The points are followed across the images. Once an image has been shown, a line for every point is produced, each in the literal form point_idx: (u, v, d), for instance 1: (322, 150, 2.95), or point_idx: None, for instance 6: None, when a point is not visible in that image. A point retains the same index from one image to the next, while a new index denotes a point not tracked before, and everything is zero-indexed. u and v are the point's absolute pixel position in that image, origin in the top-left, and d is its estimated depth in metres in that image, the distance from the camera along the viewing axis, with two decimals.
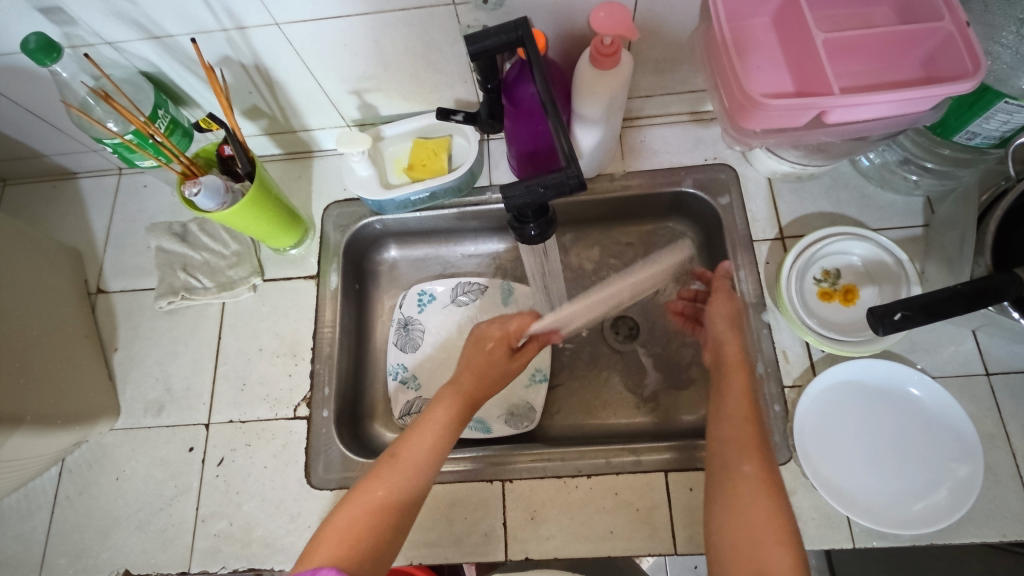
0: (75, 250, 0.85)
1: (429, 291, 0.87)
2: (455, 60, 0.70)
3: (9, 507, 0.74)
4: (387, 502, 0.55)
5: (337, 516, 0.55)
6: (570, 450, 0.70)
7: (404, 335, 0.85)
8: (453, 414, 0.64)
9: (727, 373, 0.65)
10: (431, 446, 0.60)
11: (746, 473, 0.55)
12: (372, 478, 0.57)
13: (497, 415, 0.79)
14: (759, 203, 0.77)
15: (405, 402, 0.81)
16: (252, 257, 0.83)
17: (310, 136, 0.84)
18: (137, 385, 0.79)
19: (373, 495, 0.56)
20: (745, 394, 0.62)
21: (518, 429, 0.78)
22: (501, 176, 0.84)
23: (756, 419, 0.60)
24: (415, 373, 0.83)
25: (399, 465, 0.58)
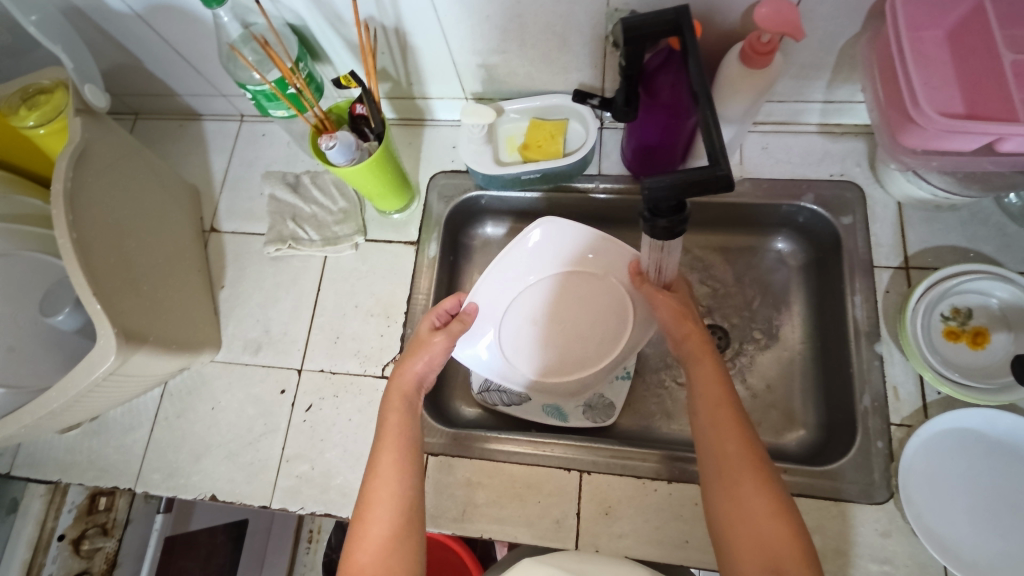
0: (195, 188, 0.90)
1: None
2: (592, 43, 0.69)
3: (113, 419, 0.79)
4: (384, 542, 0.54)
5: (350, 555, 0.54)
6: (649, 451, 0.69)
7: None
8: (404, 425, 0.62)
9: (696, 357, 0.62)
10: (399, 451, 0.60)
11: (739, 468, 0.52)
12: (362, 513, 0.56)
13: (576, 405, 0.79)
14: (885, 228, 0.73)
15: (484, 378, 0.80)
16: (358, 215, 0.85)
17: (427, 105, 0.85)
18: (238, 323, 0.83)
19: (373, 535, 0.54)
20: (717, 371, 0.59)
21: (595, 422, 0.77)
22: (610, 167, 0.82)
23: (734, 402, 0.56)
24: None
25: (383, 497, 0.56)
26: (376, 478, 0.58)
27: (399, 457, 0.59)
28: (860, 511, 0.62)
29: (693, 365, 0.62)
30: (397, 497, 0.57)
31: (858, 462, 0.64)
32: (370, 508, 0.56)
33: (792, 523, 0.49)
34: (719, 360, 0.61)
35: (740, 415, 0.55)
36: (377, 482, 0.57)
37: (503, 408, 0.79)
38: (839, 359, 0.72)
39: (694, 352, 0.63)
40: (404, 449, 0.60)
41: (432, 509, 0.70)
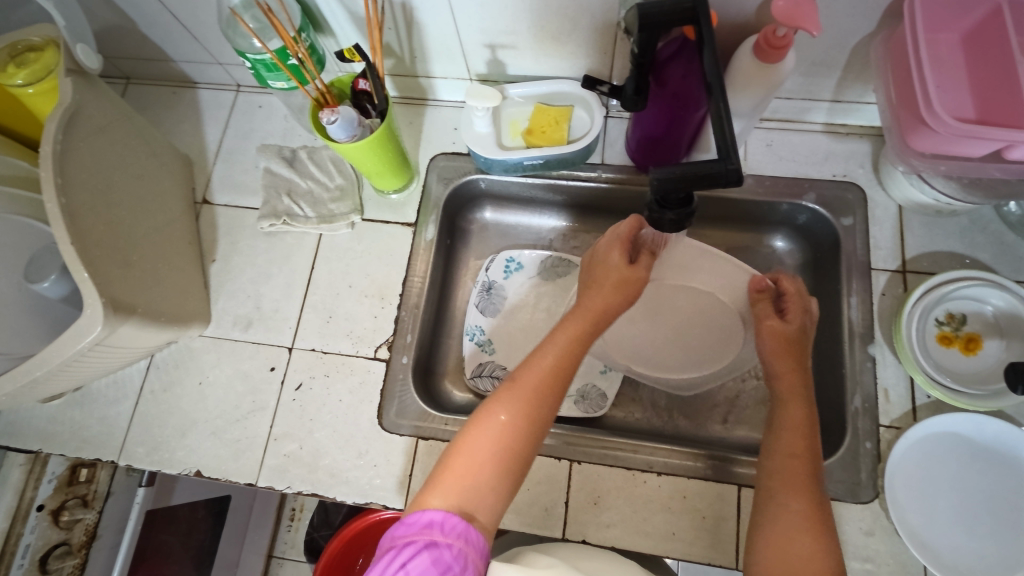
0: (187, 157, 0.88)
1: (517, 259, 0.86)
2: (603, 29, 0.68)
3: (97, 390, 0.78)
4: (502, 449, 0.51)
5: (459, 445, 0.52)
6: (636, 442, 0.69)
7: (485, 298, 0.84)
8: (571, 352, 0.56)
9: (784, 402, 0.61)
10: (555, 373, 0.55)
11: (795, 506, 0.53)
12: (492, 407, 0.53)
13: (567, 395, 0.79)
14: (884, 230, 0.73)
15: (477, 364, 0.81)
16: (355, 193, 0.83)
17: (430, 83, 0.84)
18: (229, 298, 0.81)
19: (488, 442, 0.51)
20: (804, 425, 0.58)
21: (587, 412, 0.77)
22: (614, 156, 0.81)
23: (812, 461, 0.56)
24: (491, 338, 0.83)
25: (518, 408, 0.52)
26: (520, 389, 0.54)
27: (552, 379, 0.55)
28: (845, 510, 0.63)
29: (779, 406, 0.61)
30: (533, 413, 0.53)
31: (846, 462, 0.65)
32: (500, 407, 0.53)
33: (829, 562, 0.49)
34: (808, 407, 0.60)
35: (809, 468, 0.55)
36: (524, 393, 0.53)
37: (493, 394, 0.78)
38: (832, 359, 0.72)
39: (784, 391, 0.61)
40: (559, 369, 0.55)
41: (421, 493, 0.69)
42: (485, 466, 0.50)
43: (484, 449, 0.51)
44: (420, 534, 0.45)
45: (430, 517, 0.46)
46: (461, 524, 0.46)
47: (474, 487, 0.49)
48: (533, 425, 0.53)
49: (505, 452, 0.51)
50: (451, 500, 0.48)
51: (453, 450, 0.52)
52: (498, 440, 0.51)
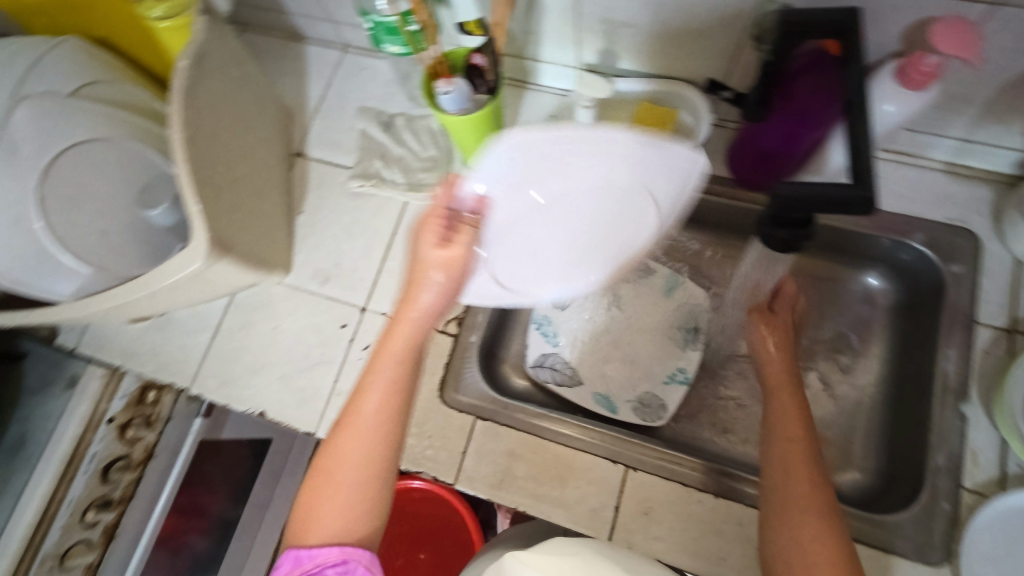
0: (289, 109, 0.90)
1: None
2: (731, 34, 0.66)
3: (180, 319, 0.81)
4: (352, 494, 0.51)
5: (310, 487, 0.52)
6: (692, 460, 0.67)
7: None
8: (398, 376, 0.53)
9: (776, 391, 0.60)
10: (381, 414, 0.52)
11: (807, 527, 0.49)
12: (320, 461, 0.52)
13: (627, 400, 0.78)
14: (996, 285, 0.69)
15: (540, 353, 0.81)
16: (445, 166, 0.84)
17: (535, 67, 0.83)
18: (311, 251, 0.83)
19: (343, 489, 0.51)
20: (794, 412, 0.57)
21: (644, 420, 0.77)
22: (713, 166, 0.79)
23: (810, 449, 0.54)
24: (557, 328, 0.83)
25: (367, 446, 0.52)
26: (345, 435, 0.52)
27: (387, 416, 0.52)
28: (910, 568, 0.60)
29: (771, 396, 0.60)
30: (374, 445, 0.52)
31: (919, 519, 0.61)
32: (330, 458, 0.52)
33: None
34: (801, 402, 0.58)
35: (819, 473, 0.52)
36: (353, 432, 0.52)
37: (553, 387, 0.79)
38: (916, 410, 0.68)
39: (777, 387, 0.60)
40: (393, 399, 0.53)
41: (473, 471, 0.70)
42: (339, 521, 0.50)
43: (335, 495, 0.51)
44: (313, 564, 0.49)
45: (331, 555, 0.49)
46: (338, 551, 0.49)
47: (345, 528, 0.50)
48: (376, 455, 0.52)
49: (361, 487, 0.51)
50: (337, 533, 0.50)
51: (303, 496, 0.52)
52: (353, 486, 0.51)
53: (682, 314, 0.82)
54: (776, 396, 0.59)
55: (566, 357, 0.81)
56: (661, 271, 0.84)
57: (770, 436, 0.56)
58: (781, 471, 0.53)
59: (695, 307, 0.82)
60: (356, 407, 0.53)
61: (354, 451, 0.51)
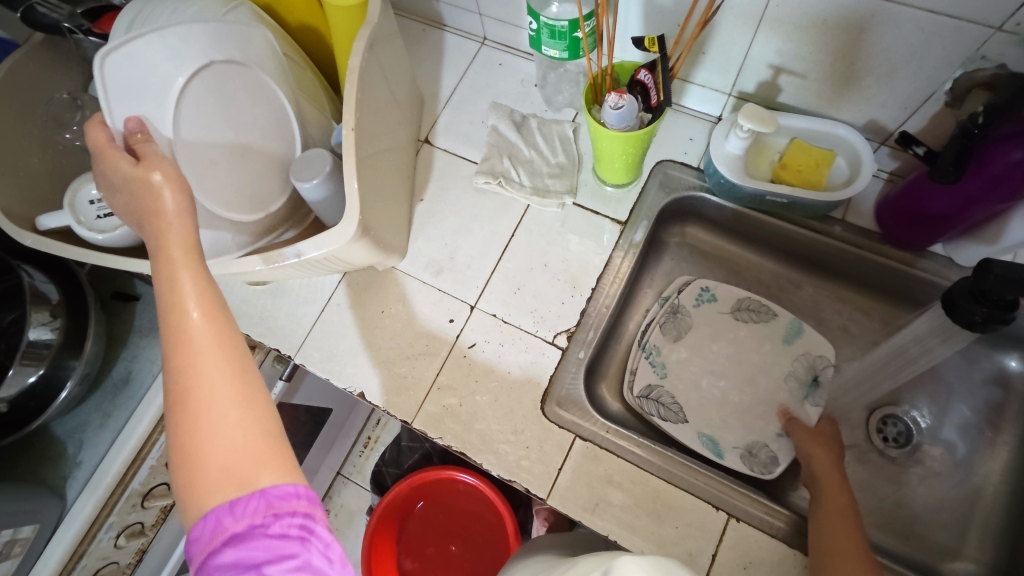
0: (421, 95, 0.90)
1: (711, 291, 0.82)
2: (922, 85, 0.62)
3: (291, 287, 0.83)
4: (211, 410, 0.42)
5: (197, 441, 0.42)
6: (783, 514, 0.65)
7: (670, 320, 0.81)
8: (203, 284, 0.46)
9: (821, 484, 0.65)
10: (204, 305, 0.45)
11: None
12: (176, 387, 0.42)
13: (734, 447, 0.74)
14: None
15: (644, 384, 0.78)
16: (573, 175, 0.82)
17: (682, 87, 0.80)
18: (427, 240, 0.83)
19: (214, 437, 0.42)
20: (842, 505, 0.62)
21: (751, 471, 0.72)
22: (859, 216, 0.75)
23: (858, 537, 0.59)
24: (665, 360, 0.80)
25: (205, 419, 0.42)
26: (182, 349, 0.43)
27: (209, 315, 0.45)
28: None
29: (818, 487, 0.65)
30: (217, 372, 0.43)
31: None
32: (187, 383, 0.43)
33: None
34: (847, 496, 0.63)
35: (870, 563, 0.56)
36: (209, 401, 0.42)
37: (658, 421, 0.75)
38: None
39: (824, 488, 0.65)
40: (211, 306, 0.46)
41: (567, 490, 0.69)
42: (245, 449, 0.42)
43: (203, 439, 0.42)
44: (212, 542, 0.39)
45: (214, 516, 0.40)
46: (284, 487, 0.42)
47: (227, 466, 0.41)
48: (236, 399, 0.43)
49: (237, 417, 0.43)
50: (223, 486, 0.41)
51: (187, 467, 0.41)
52: (223, 427, 0.42)
53: (803, 364, 0.78)
54: (822, 488, 0.65)
55: (673, 393, 0.78)
56: (784, 315, 0.80)
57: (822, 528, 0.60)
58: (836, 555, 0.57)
59: (818, 360, 0.77)
60: (196, 383, 0.43)
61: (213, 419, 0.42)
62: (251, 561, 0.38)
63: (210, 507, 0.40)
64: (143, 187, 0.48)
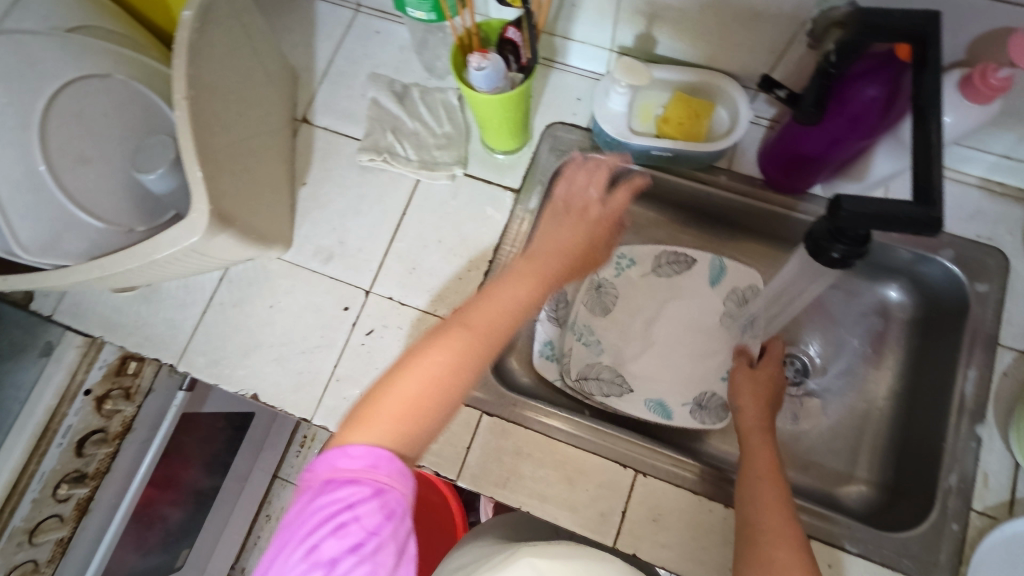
0: (294, 71, 0.83)
1: (628, 255, 0.82)
2: (785, 26, 0.62)
3: (167, 291, 0.76)
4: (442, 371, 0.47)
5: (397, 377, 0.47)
6: (693, 462, 0.66)
7: (595, 297, 0.81)
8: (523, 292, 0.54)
9: (746, 436, 0.64)
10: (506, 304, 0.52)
11: (776, 542, 0.52)
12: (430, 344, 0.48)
13: (683, 403, 0.76)
14: (1020, 308, 0.68)
15: (581, 365, 0.77)
16: (461, 145, 0.79)
17: (564, 45, 0.78)
18: (313, 226, 0.78)
19: (412, 388, 0.46)
20: (766, 455, 0.60)
21: (703, 423, 0.74)
22: (743, 164, 0.76)
23: (781, 486, 0.57)
24: (598, 335, 0.80)
25: (431, 371, 0.46)
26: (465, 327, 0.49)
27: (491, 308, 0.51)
28: None
29: (744, 437, 0.64)
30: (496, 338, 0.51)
31: (928, 538, 0.61)
32: (461, 336, 0.49)
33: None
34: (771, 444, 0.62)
35: (784, 496, 0.56)
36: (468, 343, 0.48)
37: (601, 399, 0.75)
38: (930, 429, 0.68)
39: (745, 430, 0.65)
40: (510, 306, 0.53)
41: (478, 467, 0.67)
42: (422, 398, 0.46)
43: (431, 390, 0.46)
44: (364, 473, 0.42)
45: (374, 455, 0.43)
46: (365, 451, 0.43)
47: (411, 410, 0.45)
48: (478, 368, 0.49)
49: (454, 372, 0.47)
50: (356, 433, 0.44)
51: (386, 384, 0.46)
52: (426, 383, 0.46)
53: (734, 303, 0.80)
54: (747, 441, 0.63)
55: (616, 367, 0.78)
56: (704, 259, 0.81)
57: (749, 483, 0.58)
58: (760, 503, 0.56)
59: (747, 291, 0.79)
60: (421, 347, 0.48)
61: (434, 361, 0.47)
62: (341, 546, 0.41)
63: (372, 442, 0.43)
64: (573, 205, 0.67)
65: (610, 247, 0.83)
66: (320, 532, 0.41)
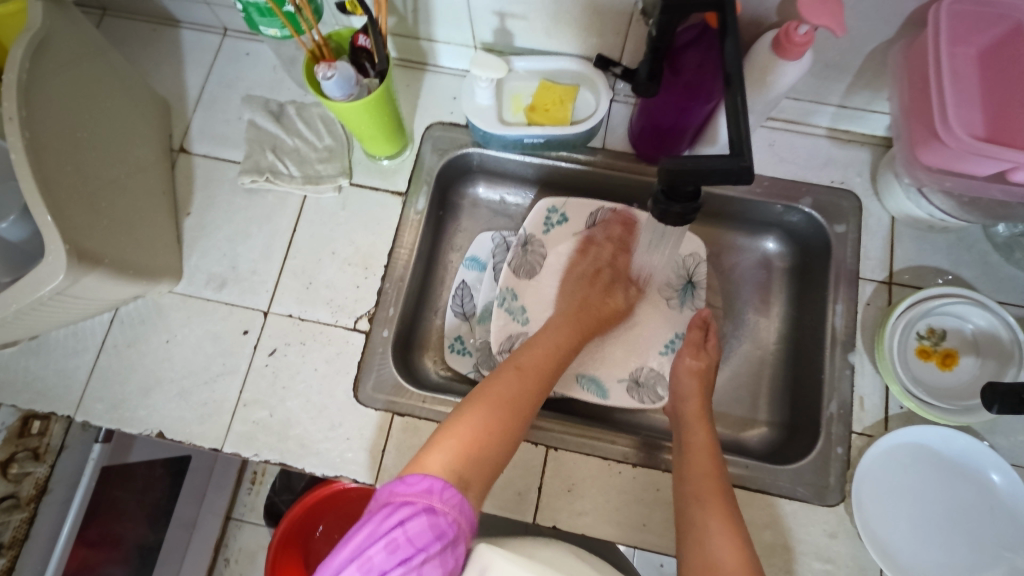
0: (166, 102, 0.82)
1: (559, 211, 0.82)
2: (619, 8, 0.65)
3: (56, 341, 0.74)
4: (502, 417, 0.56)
5: (464, 413, 0.55)
6: (625, 437, 0.69)
7: (522, 255, 0.81)
8: (564, 346, 0.68)
9: (688, 427, 0.66)
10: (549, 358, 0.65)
11: (714, 520, 0.55)
12: (489, 386, 0.58)
13: (619, 381, 0.77)
14: (876, 241, 0.73)
15: (506, 338, 0.77)
16: (344, 156, 0.80)
17: (431, 48, 0.80)
18: (203, 255, 0.77)
19: (478, 421, 0.54)
20: (706, 449, 0.62)
21: (641, 403, 0.76)
22: (615, 142, 0.79)
23: (721, 477, 0.59)
24: (523, 305, 0.80)
25: (490, 404, 0.56)
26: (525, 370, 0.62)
27: (543, 363, 0.64)
28: (811, 511, 0.64)
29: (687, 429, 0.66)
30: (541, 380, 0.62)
31: (817, 465, 0.66)
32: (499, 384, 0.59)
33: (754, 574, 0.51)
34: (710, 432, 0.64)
35: (724, 479, 0.59)
36: (524, 390, 0.59)
37: None
38: (813, 364, 0.73)
39: (691, 414, 0.67)
40: (551, 357, 0.66)
41: (394, 468, 0.68)
42: (486, 434, 0.54)
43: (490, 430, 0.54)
44: (420, 497, 0.46)
45: (429, 483, 0.47)
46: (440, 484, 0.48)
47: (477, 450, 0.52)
48: (529, 405, 0.59)
49: (508, 416, 0.56)
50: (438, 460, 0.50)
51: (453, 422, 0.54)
52: (486, 418, 0.55)
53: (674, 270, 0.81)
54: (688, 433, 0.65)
55: None
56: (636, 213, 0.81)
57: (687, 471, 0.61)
58: (696, 487, 0.58)
59: (690, 258, 0.81)
60: (519, 398, 0.58)
61: (493, 400, 0.57)
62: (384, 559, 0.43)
63: (428, 474, 0.48)
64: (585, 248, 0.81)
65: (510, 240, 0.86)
66: (375, 543, 0.44)
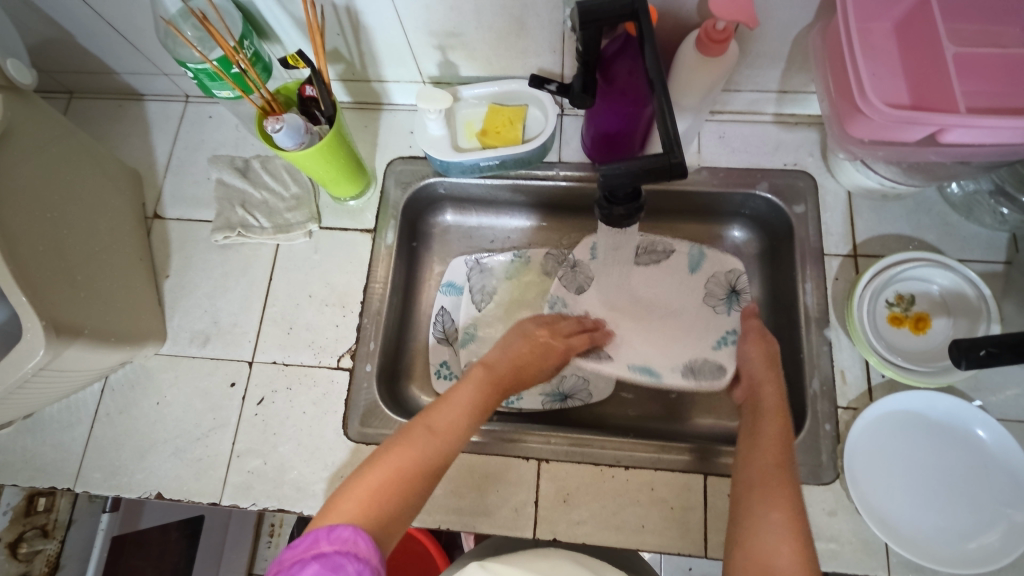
0: (136, 173, 0.85)
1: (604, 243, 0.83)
2: (550, 27, 0.68)
3: (50, 417, 0.75)
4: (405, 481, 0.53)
5: (364, 475, 0.53)
6: (682, 448, 0.69)
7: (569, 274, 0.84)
8: (483, 400, 0.64)
9: (760, 415, 0.63)
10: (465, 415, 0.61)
11: (776, 512, 0.53)
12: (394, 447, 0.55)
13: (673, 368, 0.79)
14: (836, 216, 0.75)
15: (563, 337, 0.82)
16: (311, 202, 0.82)
17: (383, 88, 0.83)
18: (185, 314, 0.79)
19: (375, 484, 0.52)
20: (779, 439, 0.60)
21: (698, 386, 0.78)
22: (571, 154, 0.81)
23: (789, 469, 0.57)
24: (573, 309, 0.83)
25: (414, 445, 0.55)
26: (433, 430, 0.57)
27: (459, 423, 0.60)
28: (808, 491, 0.64)
29: (757, 417, 0.64)
30: (452, 442, 0.58)
31: (807, 445, 0.66)
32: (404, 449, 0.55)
33: (807, 561, 0.49)
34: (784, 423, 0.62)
35: (791, 471, 0.57)
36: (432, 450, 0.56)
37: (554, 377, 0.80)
38: (791, 344, 0.73)
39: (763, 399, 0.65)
40: (465, 414, 0.61)
41: None
42: (383, 500, 0.51)
43: (388, 495, 0.51)
44: (307, 550, 0.44)
45: (312, 535, 0.46)
46: (350, 529, 0.47)
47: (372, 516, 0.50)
48: (431, 472, 0.55)
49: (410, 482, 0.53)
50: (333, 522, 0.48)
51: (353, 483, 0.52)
52: (385, 478, 0.53)
53: (716, 285, 0.83)
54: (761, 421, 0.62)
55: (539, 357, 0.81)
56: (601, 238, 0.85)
57: (752, 460, 0.58)
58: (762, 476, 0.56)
59: (731, 274, 0.82)
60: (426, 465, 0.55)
61: (399, 462, 0.54)
62: None
63: (312, 530, 0.47)
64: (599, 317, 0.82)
65: (483, 261, 0.88)
66: None
